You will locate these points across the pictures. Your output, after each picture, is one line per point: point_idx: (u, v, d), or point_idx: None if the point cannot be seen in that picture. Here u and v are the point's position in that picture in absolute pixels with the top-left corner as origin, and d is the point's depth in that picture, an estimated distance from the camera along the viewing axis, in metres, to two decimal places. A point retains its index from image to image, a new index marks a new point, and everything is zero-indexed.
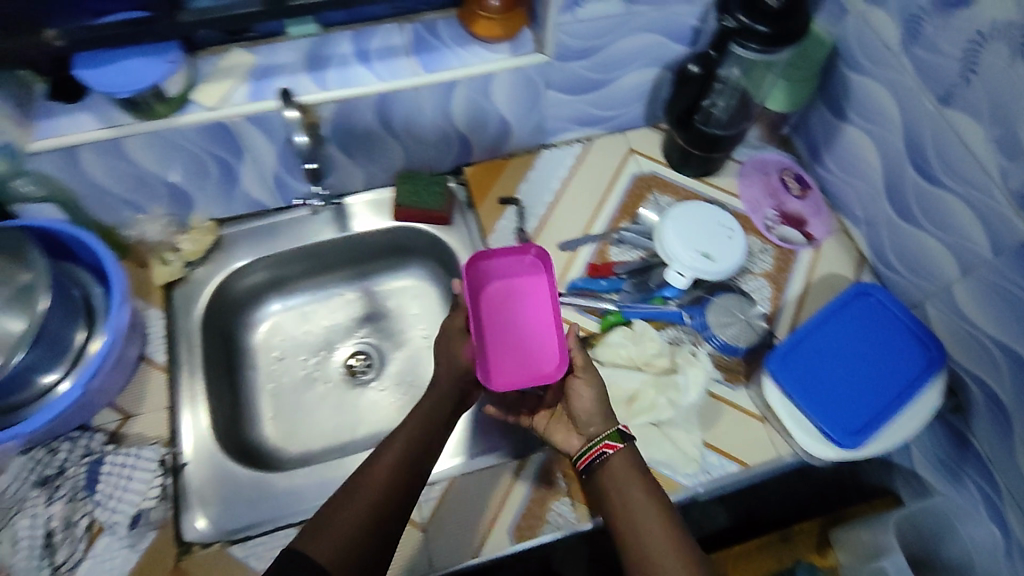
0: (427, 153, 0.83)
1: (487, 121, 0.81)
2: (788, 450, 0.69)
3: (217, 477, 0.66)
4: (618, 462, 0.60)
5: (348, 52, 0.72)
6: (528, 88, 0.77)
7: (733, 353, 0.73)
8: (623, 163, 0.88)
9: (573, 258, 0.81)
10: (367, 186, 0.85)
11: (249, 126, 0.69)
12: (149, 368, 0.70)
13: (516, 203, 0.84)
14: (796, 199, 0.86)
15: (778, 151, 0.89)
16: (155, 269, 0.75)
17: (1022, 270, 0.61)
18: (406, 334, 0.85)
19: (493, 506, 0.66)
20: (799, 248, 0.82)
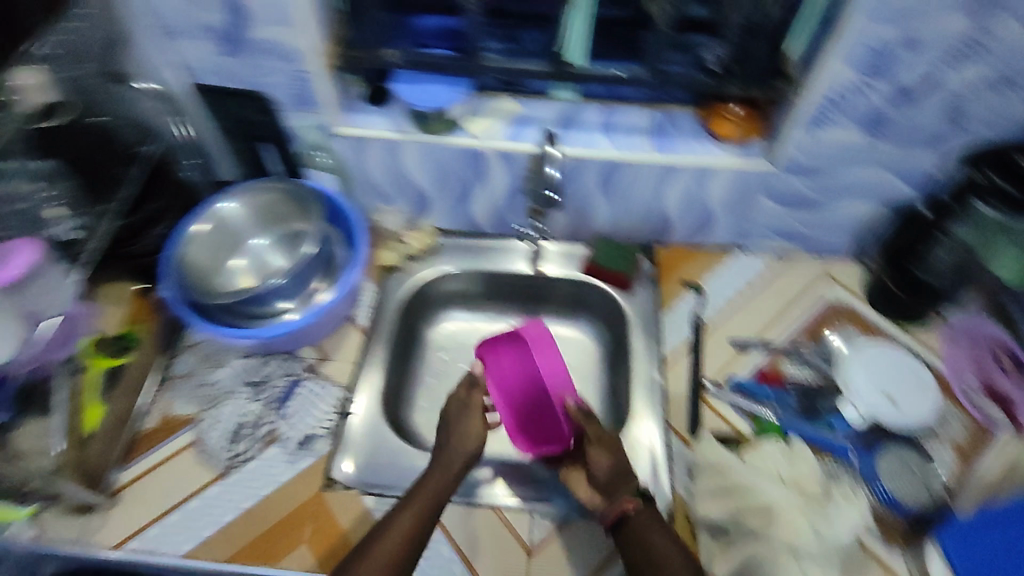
0: (629, 223, 0.89)
1: (694, 209, 0.85)
2: None
3: (374, 435, 0.74)
4: (640, 521, 0.62)
5: (595, 121, 0.80)
6: (744, 190, 0.81)
7: (900, 509, 0.69)
8: (817, 285, 0.87)
9: (743, 359, 0.81)
10: (567, 238, 0.92)
11: (497, 159, 0.80)
12: (350, 328, 0.82)
13: (699, 291, 0.87)
14: (1007, 377, 0.78)
15: (990, 322, 0.81)
16: (382, 253, 0.89)
17: None
18: None
19: (600, 561, 0.67)
20: (998, 428, 0.75)
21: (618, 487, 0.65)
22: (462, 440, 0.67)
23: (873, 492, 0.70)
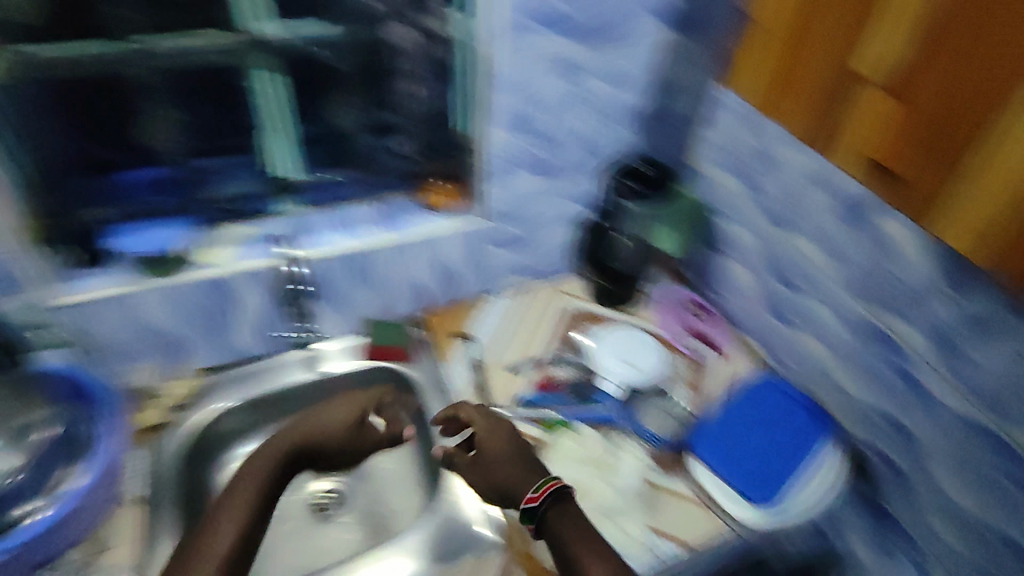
0: (388, 300, 1.12)
1: (441, 272, 1.12)
2: (724, 526, 0.90)
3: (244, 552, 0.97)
4: (553, 514, 0.80)
5: (367, 211, 1.05)
6: (468, 249, 1.11)
7: (662, 442, 0.99)
8: (558, 297, 1.21)
9: (522, 378, 1.07)
10: (341, 332, 1.13)
11: (263, 249, 0.99)
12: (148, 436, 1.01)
13: (468, 339, 1.12)
14: (703, 320, 1.19)
15: (683, 286, 1.24)
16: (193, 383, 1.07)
17: (871, 344, 0.91)
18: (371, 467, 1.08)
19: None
20: (707, 358, 1.13)
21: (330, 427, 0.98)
22: (263, 463, 0.90)
23: (647, 440, 1.00)
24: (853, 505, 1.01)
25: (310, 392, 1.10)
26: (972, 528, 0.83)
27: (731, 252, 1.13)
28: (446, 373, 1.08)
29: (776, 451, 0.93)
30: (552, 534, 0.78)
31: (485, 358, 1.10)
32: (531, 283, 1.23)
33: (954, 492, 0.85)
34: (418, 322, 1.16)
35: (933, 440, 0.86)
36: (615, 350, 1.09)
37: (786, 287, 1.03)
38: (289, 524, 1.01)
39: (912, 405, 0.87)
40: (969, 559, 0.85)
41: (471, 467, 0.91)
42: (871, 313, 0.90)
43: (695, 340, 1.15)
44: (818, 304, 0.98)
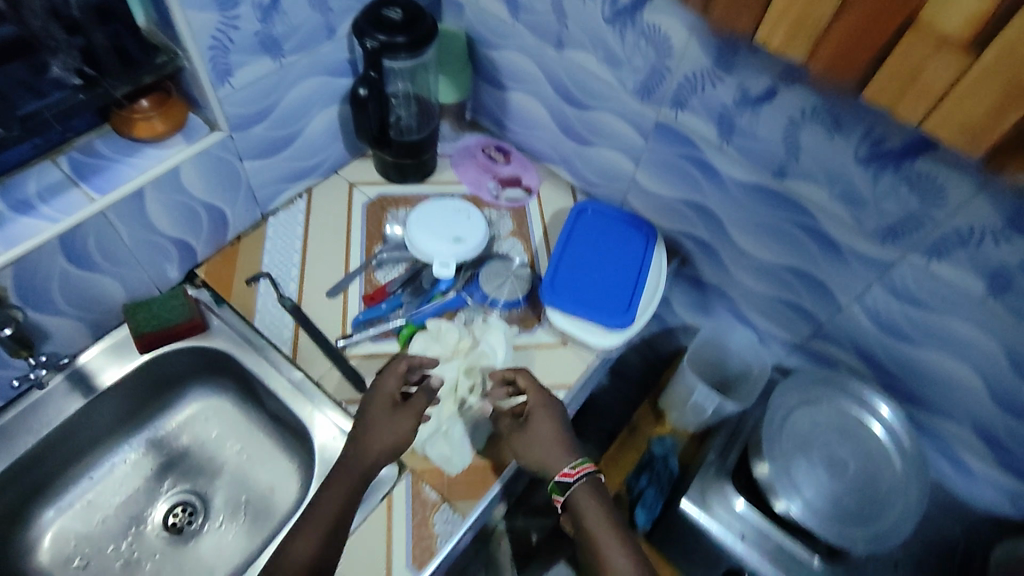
0: (146, 274, 0.88)
1: (196, 214, 0.88)
2: (592, 354, 0.92)
3: None
4: (580, 493, 0.74)
5: (63, 173, 0.78)
6: (219, 169, 0.87)
7: (517, 305, 0.94)
8: (351, 196, 1.05)
9: (348, 296, 0.94)
10: (95, 338, 0.87)
11: None
12: None
13: (266, 277, 0.93)
14: (504, 165, 1.13)
15: (473, 134, 1.16)
16: None
17: (666, 142, 0.92)
18: (220, 459, 0.93)
19: (385, 537, 0.77)
20: (524, 202, 1.09)
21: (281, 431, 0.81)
22: None
23: (497, 309, 0.94)
24: (678, 286, 1.13)
25: (98, 413, 0.86)
26: (774, 273, 0.96)
27: (514, 83, 1.05)
28: (258, 325, 0.90)
29: (613, 266, 0.95)
30: (576, 513, 0.73)
31: (297, 289, 0.94)
32: (314, 187, 1.05)
33: (756, 251, 0.96)
34: (196, 280, 0.94)
35: (730, 212, 0.94)
36: (431, 227, 0.98)
37: (577, 108, 0.99)
38: (153, 562, 0.85)
39: (705, 184, 0.93)
40: (774, 296, 1.00)
41: (519, 437, 0.78)
42: (660, 111, 0.90)
43: (504, 185, 1.11)
44: (612, 117, 0.96)
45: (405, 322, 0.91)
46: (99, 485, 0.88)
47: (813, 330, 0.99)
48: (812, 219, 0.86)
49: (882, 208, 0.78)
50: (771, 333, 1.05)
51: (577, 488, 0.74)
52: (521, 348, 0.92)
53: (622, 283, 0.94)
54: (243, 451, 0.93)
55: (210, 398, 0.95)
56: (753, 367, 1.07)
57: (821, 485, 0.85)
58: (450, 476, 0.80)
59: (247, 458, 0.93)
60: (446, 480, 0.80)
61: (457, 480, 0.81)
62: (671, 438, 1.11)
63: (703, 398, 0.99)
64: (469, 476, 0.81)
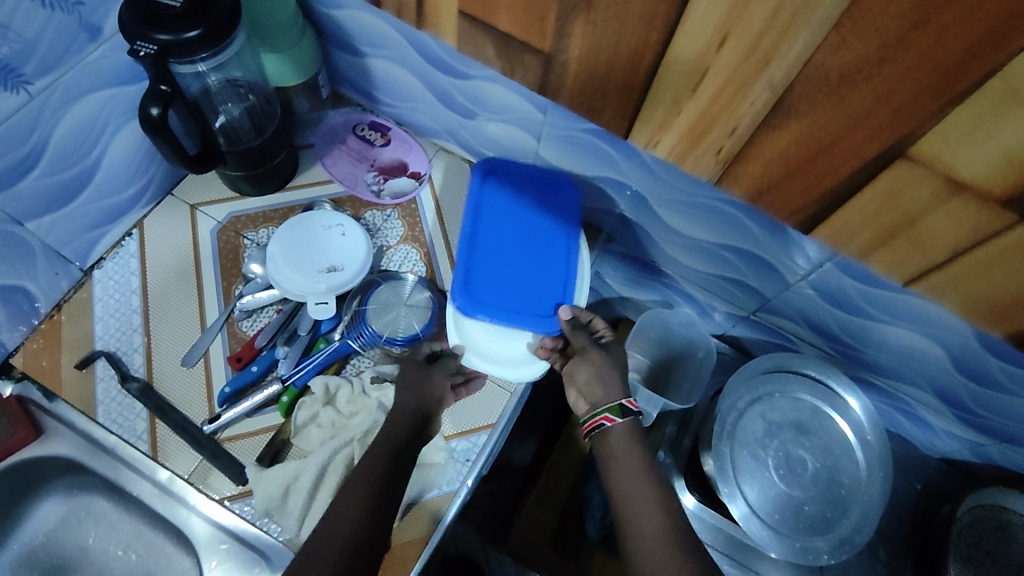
0: None
1: None
2: (514, 384, 0.79)
3: None
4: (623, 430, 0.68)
5: None
6: None
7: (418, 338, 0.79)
8: (195, 223, 0.85)
9: (210, 362, 0.77)
10: None
11: None
12: None
13: (102, 355, 0.75)
14: (383, 147, 0.94)
15: (339, 112, 0.95)
16: None
17: (564, 115, 0.74)
18: (105, 564, 0.80)
19: None
20: (415, 193, 0.91)
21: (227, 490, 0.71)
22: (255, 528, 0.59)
23: (396, 347, 0.78)
24: (609, 263, 0.98)
25: None
26: (712, 252, 0.82)
27: (371, 48, 0.83)
28: (102, 420, 0.74)
29: (535, 253, 0.83)
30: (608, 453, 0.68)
31: (145, 364, 0.76)
32: (145, 218, 0.84)
33: (687, 230, 0.81)
34: (14, 372, 0.76)
35: (652, 189, 0.77)
36: (300, 252, 0.81)
37: (453, 76, 0.79)
38: None
39: (618, 159, 0.76)
40: (713, 272, 0.86)
41: (596, 356, 0.73)
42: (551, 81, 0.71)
43: (386, 176, 0.92)
44: (495, 86, 0.77)
45: (283, 386, 0.75)
46: None
47: (761, 305, 0.87)
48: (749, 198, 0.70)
49: None
50: (714, 306, 0.93)
51: (620, 428, 0.68)
52: None
53: (547, 272, 0.81)
54: (131, 551, 0.80)
55: (77, 496, 0.80)
56: (699, 348, 0.95)
57: (767, 487, 0.77)
58: None
59: (137, 558, 0.80)
60: None
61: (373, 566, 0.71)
62: None
63: (646, 402, 0.88)
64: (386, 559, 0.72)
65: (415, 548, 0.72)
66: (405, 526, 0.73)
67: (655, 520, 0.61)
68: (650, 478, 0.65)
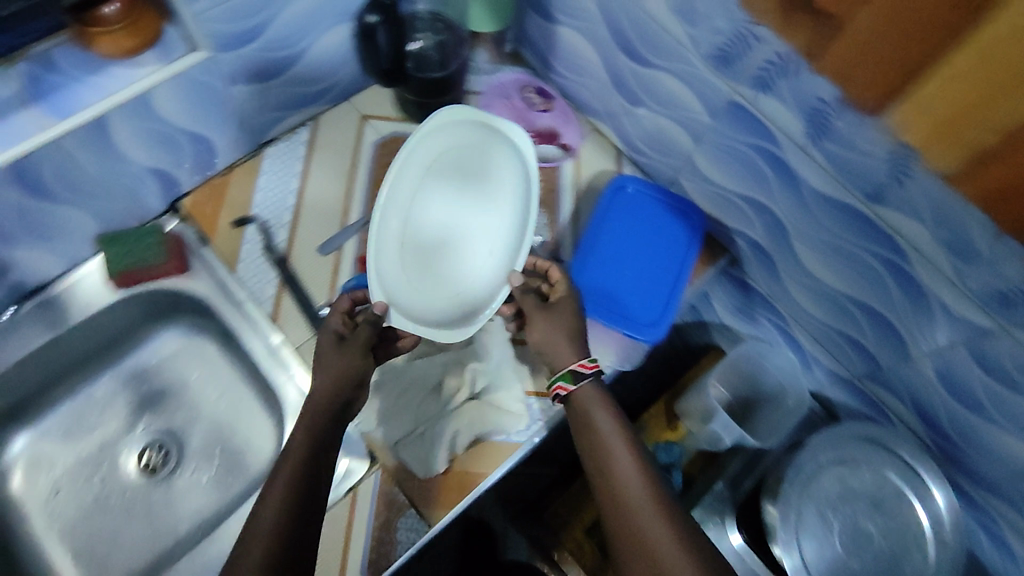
0: (125, 203, 0.80)
1: (178, 142, 0.78)
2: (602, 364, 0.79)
3: None
4: (584, 393, 0.69)
5: (18, 92, 0.69)
6: (204, 92, 0.76)
7: None
8: (361, 133, 0.92)
9: (341, 255, 0.84)
10: (65, 268, 0.80)
11: None
12: None
13: (254, 221, 0.84)
14: (542, 112, 0.97)
15: (511, 70, 1.00)
16: None
17: (735, 124, 0.75)
18: (196, 404, 0.87)
19: (341, 542, 0.71)
20: (558, 162, 0.94)
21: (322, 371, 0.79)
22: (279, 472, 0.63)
23: None
24: (722, 287, 0.97)
25: (68, 344, 0.81)
26: (837, 303, 0.80)
27: (565, 16, 0.87)
28: (240, 276, 0.82)
29: (652, 265, 0.80)
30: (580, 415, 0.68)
31: (287, 241, 0.84)
32: (321, 115, 0.92)
33: (819, 272, 0.79)
34: (180, 212, 0.85)
35: (798, 221, 0.76)
36: None
37: (635, 61, 0.82)
38: (121, 501, 0.81)
39: (775, 182, 0.76)
40: (829, 324, 0.84)
41: (538, 317, 0.73)
42: (735, 89, 0.72)
43: (537, 140, 0.96)
44: (674, 81, 0.79)
45: None
46: (74, 412, 0.84)
47: (869, 372, 0.84)
48: (905, 258, 0.68)
49: (999, 269, 0.60)
50: (819, 360, 0.90)
51: (578, 392, 0.69)
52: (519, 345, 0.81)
53: (657, 289, 0.80)
54: (223, 399, 0.86)
55: (192, 335, 0.88)
56: (789, 395, 0.93)
57: (826, 549, 0.75)
58: (421, 479, 0.73)
59: (226, 406, 0.86)
60: (417, 483, 0.73)
61: (429, 485, 0.73)
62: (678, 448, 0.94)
63: (722, 427, 0.89)
64: (441, 484, 0.74)
65: (476, 477, 0.74)
66: (469, 458, 0.75)
67: (638, 492, 0.62)
68: (627, 447, 0.65)
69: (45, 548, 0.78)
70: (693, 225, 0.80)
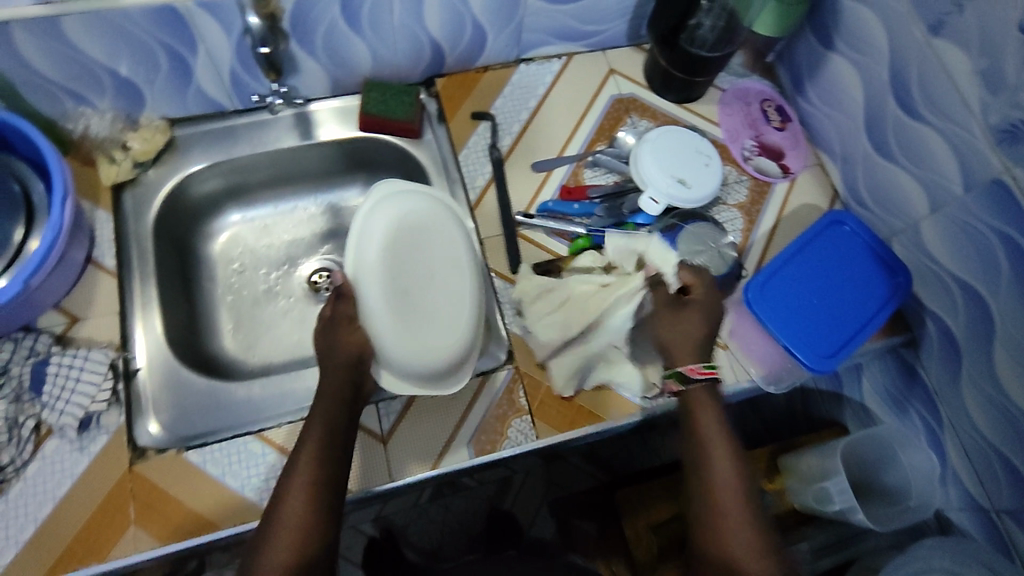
0: (397, 61, 0.89)
1: (464, 27, 0.86)
2: (745, 376, 0.80)
3: (171, 384, 0.75)
4: (699, 396, 0.70)
5: None
6: None
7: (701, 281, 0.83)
8: (604, 83, 0.97)
9: (550, 178, 0.90)
10: (331, 94, 0.91)
11: (201, 11, 0.70)
12: (96, 207, 0.80)
13: (488, 119, 0.92)
14: (775, 130, 0.98)
15: (760, 81, 1.01)
16: (103, 168, 0.81)
17: (988, 204, 0.72)
18: None
19: (459, 414, 0.77)
20: (774, 180, 0.94)
21: (496, 265, 0.85)
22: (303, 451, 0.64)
23: None
24: (882, 365, 0.93)
25: (305, 160, 0.92)
26: (1013, 424, 0.75)
27: (845, 46, 0.87)
28: (460, 161, 0.90)
29: (839, 304, 0.79)
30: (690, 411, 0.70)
31: (510, 147, 0.91)
32: (577, 53, 0.98)
33: (1008, 386, 0.75)
34: (431, 88, 0.94)
35: (1011, 324, 0.72)
36: (671, 150, 0.88)
37: (903, 110, 0.81)
38: (285, 303, 0.91)
39: (1005, 276, 0.72)
40: (990, 443, 0.79)
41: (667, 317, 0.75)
42: (1008, 168, 0.69)
43: (761, 152, 0.96)
44: (939, 141, 0.77)
45: (585, 234, 0.86)
46: (277, 216, 0.95)
47: (1014, 509, 0.77)
48: None
49: None
50: (958, 478, 0.85)
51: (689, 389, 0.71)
52: None
53: (839, 325, 0.77)
54: None
55: None
56: (912, 497, 0.86)
57: None
58: (546, 396, 0.79)
59: None
60: (541, 397, 0.79)
61: (551, 403, 0.78)
62: (773, 498, 0.96)
63: (835, 491, 0.86)
64: (561, 408, 0.78)
65: (593, 415, 0.78)
66: (592, 398, 0.79)
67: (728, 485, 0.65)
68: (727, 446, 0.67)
69: (216, 311, 0.89)
70: (894, 285, 0.79)
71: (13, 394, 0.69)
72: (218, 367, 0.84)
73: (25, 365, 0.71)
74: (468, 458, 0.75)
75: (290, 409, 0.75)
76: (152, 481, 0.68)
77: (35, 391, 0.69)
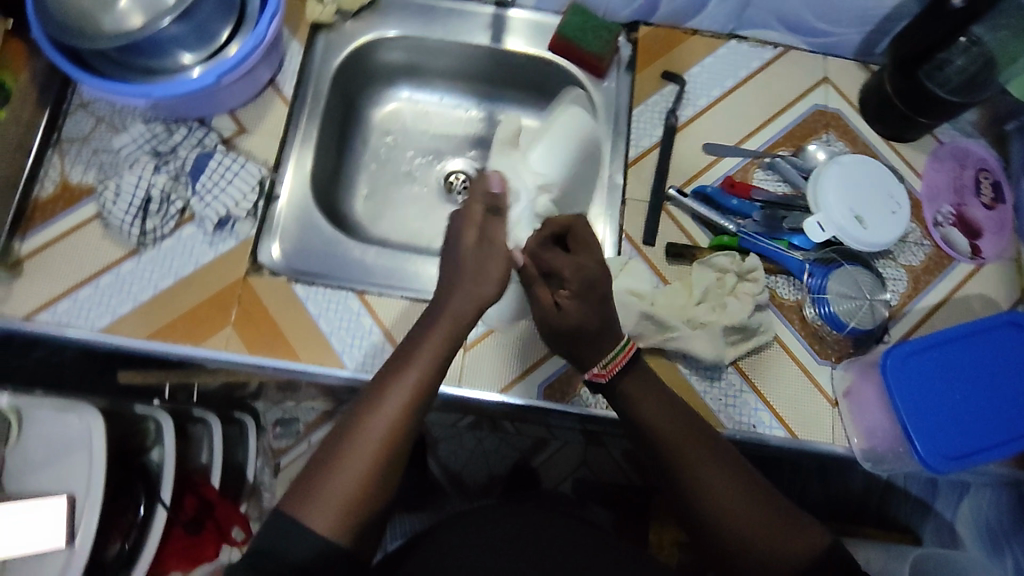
0: None
1: None
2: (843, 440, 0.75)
3: (301, 219, 0.79)
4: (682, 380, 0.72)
5: None
6: None
7: (837, 327, 0.78)
8: (814, 88, 0.89)
9: (718, 164, 0.85)
10: (535, 6, 0.89)
11: None
12: (292, 37, 0.84)
13: (678, 84, 0.87)
14: (981, 205, 0.87)
15: (986, 147, 0.89)
16: (311, 4, 0.84)
17: None
18: None
19: (540, 355, 0.76)
20: (958, 256, 0.84)
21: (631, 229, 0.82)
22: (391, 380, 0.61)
23: (813, 308, 0.79)
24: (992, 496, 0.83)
25: (487, 62, 0.91)
26: None
27: None
28: (635, 115, 0.86)
29: (983, 409, 0.70)
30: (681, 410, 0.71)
31: (689, 120, 0.86)
32: (796, 48, 0.90)
33: None
34: (633, 33, 0.90)
35: None
36: (861, 182, 0.80)
37: None
38: (416, 189, 0.93)
39: None
40: None
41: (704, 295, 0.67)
42: None
43: (955, 222, 0.85)
44: None
45: (733, 232, 0.80)
46: (441, 107, 0.96)
47: None
48: None
49: None
50: None
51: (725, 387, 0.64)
52: (789, 358, 0.78)
53: (974, 431, 0.69)
54: None
55: None
56: None
57: None
58: None
59: None
60: None
61: None
62: None
63: None
64: None
65: None
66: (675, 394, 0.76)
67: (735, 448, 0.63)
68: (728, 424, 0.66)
69: (356, 173, 0.92)
70: None
71: (173, 173, 0.76)
72: (342, 222, 0.87)
73: (191, 151, 0.77)
74: (534, 398, 0.75)
75: (392, 284, 0.77)
76: (258, 296, 0.72)
77: (191, 177, 0.75)
